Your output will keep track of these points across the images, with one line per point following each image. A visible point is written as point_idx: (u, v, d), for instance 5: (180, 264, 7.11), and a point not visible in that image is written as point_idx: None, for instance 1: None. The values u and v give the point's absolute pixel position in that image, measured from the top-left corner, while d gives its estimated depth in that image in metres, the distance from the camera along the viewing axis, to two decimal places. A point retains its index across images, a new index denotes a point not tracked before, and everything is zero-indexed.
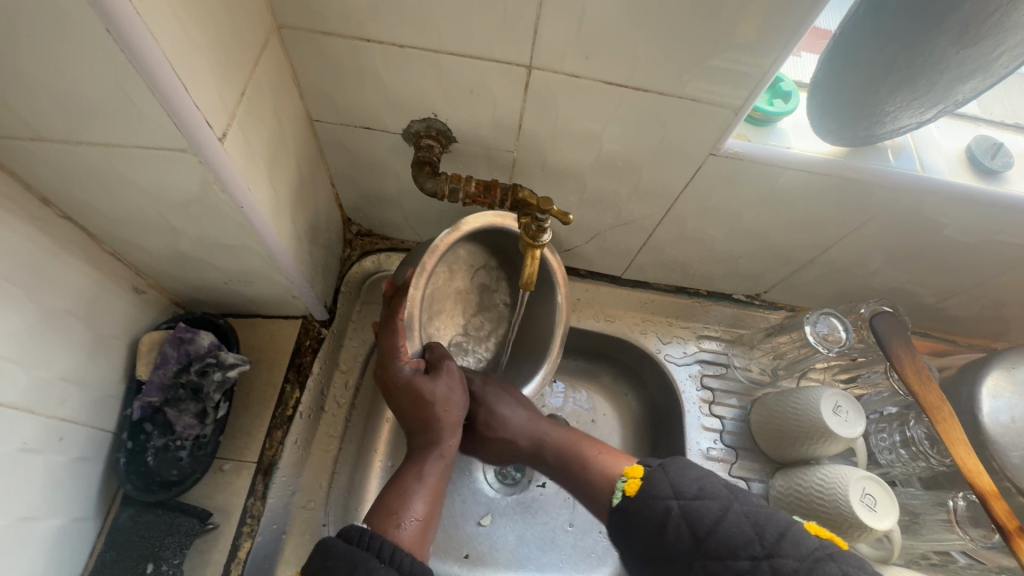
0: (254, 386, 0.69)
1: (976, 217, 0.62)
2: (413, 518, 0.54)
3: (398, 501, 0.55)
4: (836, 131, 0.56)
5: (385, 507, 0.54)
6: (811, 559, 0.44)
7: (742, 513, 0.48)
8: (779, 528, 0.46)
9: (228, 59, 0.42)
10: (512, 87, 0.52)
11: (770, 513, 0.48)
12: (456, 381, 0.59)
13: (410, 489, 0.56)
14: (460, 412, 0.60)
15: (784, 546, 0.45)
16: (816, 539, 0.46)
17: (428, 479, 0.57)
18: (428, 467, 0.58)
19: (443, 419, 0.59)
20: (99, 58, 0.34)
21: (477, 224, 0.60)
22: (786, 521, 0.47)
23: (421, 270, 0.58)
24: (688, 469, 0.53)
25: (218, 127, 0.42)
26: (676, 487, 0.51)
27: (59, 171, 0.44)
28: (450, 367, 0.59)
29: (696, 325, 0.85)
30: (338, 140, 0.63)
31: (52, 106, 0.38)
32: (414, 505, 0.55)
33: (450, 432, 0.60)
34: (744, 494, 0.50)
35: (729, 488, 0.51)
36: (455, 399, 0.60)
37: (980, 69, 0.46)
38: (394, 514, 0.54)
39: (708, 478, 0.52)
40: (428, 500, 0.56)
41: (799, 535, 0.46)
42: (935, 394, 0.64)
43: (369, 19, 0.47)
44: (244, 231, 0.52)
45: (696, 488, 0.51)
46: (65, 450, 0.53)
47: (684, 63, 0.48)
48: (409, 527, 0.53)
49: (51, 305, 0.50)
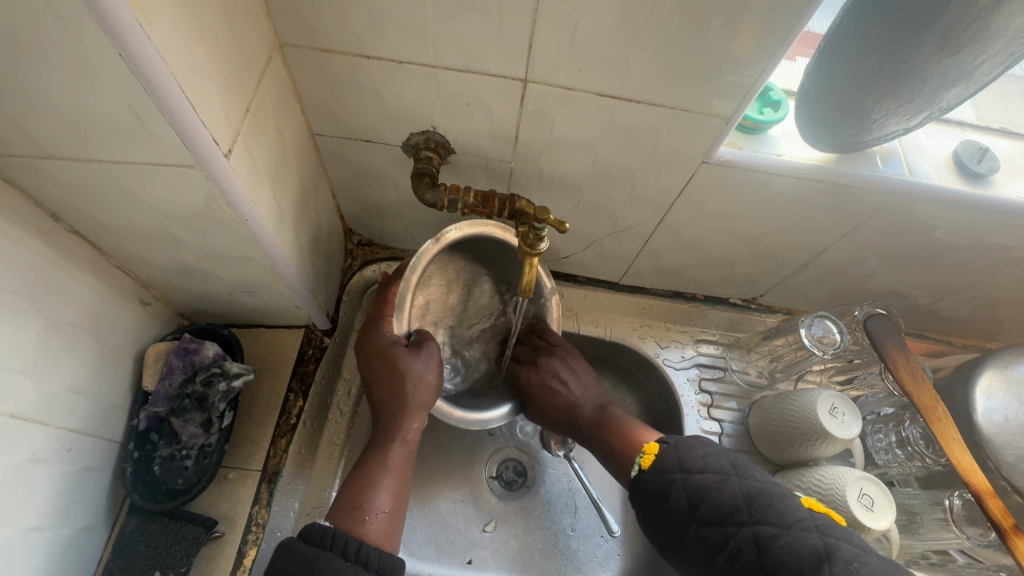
0: (257, 396, 0.70)
1: (966, 220, 0.63)
2: (378, 511, 0.55)
3: (362, 493, 0.55)
4: (824, 138, 0.57)
5: (350, 499, 0.55)
6: (794, 527, 0.45)
7: (739, 487, 0.49)
8: (769, 499, 0.47)
9: (233, 78, 0.43)
10: (508, 100, 0.54)
11: (768, 487, 0.49)
12: (433, 361, 0.59)
13: (375, 479, 0.56)
14: (432, 395, 0.60)
15: (770, 515, 0.46)
16: (807, 511, 0.47)
17: (392, 467, 0.58)
18: (392, 453, 0.59)
19: (413, 399, 0.59)
20: (110, 80, 0.35)
21: (457, 233, 0.62)
22: (781, 494, 0.48)
23: (415, 259, 0.60)
24: (699, 445, 0.54)
25: (223, 144, 0.43)
26: (682, 462, 0.52)
27: (68, 187, 0.45)
28: (429, 347, 0.60)
29: (694, 329, 0.86)
30: (338, 152, 0.64)
31: (62, 125, 0.39)
32: (378, 497, 0.55)
33: (416, 416, 0.60)
34: (749, 469, 0.51)
35: (732, 463, 0.51)
36: (429, 380, 0.59)
37: (962, 77, 0.48)
38: (359, 509, 0.54)
39: (715, 454, 0.52)
40: (394, 492, 0.57)
41: (788, 506, 0.47)
42: (929, 394, 0.65)
43: (368, 36, 0.49)
44: (248, 243, 0.53)
45: (700, 463, 0.51)
46: (73, 459, 0.54)
47: (676, 75, 0.49)
48: (375, 522, 0.54)
49: (59, 317, 0.51)
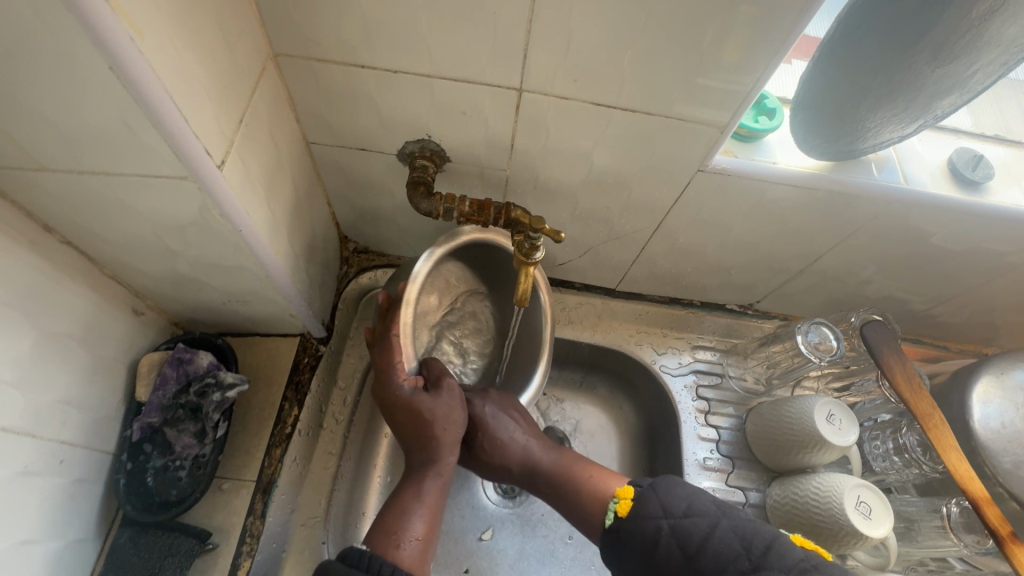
0: (252, 405, 0.69)
1: (961, 227, 0.63)
2: (413, 538, 0.54)
3: (397, 521, 0.55)
4: (819, 146, 0.57)
5: (384, 528, 0.55)
6: (797, 571, 0.44)
7: (730, 529, 0.49)
8: (766, 542, 0.47)
9: (226, 89, 0.43)
10: (503, 109, 0.54)
11: (759, 529, 0.49)
12: (457, 400, 0.60)
13: (409, 509, 0.56)
14: (459, 431, 0.61)
15: (771, 560, 0.45)
16: (802, 551, 0.46)
17: (426, 497, 0.58)
18: (426, 485, 0.59)
19: (442, 437, 0.60)
20: (100, 92, 0.35)
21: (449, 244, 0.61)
22: (775, 534, 0.48)
23: (413, 282, 0.59)
24: (678, 486, 0.54)
25: (216, 154, 0.43)
26: (666, 506, 0.52)
27: (60, 198, 0.45)
28: (451, 384, 0.60)
29: (691, 335, 0.86)
30: (333, 161, 0.64)
31: (53, 137, 0.39)
32: (413, 526, 0.55)
33: (449, 451, 0.60)
34: (733, 509, 0.51)
35: (717, 504, 0.52)
36: (455, 418, 0.60)
37: (956, 86, 0.48)
38: (394, 534, 0.54)
39: (697, 495, 0.53)
40: (427, 520, 0.56)
41: (785, 548, 0.46)
42: (926, 401, 0.65)
43: (362, 45, 0.49)
44: (242, 254, 0.53)
45: (684, 506, 0.52)
46: (65, 472, 0.54)
47: (671, 84, 0.49)
48: (409, 548, 0.53)
49: (51, 328, 0.51)
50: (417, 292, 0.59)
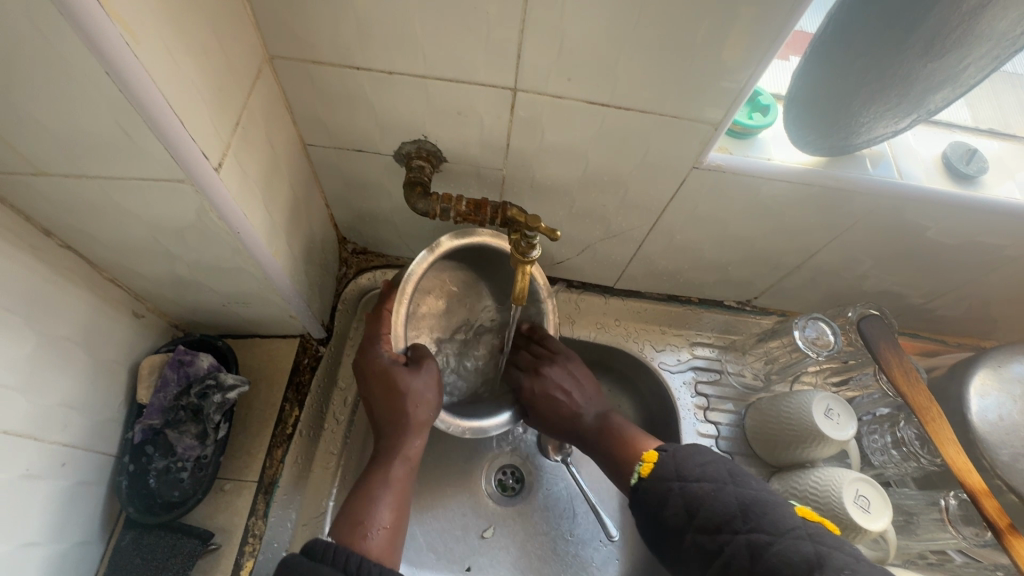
0: (253, 406, 0.70)
1: (956, 221, 0.63)
2: (379, 527, 0.54)
3: (364, 509, 0.55)
4: (814, 142, 0.57)
5: (351, 516, 0.54)
6: (786, 535, 0.45)
7: (734, 495, 0.49)
8: (763, 508, 0.47)
9: (221, 91, 0.44)
10: (498, 109, 0.54)
11: (762, 497, 0.49)
12: (433, 380, 0.60)
13: (376, 494, 0.56)
14: (431, 412, 0.60)
15: (764, 523, 0.46)
16: (800, 518, 0.47)
17: (393, 482, 0.58)
18: (393, 468, 0.58)
19: (413, 416, 0.59)
20: (98, 97, 0.35)
21: (453, 240, 0.62)
22: (775, 502, 0.48)
23: (411, 273, 0.60)
24: (697, 453, 0.54)
25: (214, 157, 0.43)
26: (681, 470, 0.53)
27: (60, 203, 0.45)
28: (429, 364, 0.60)
29: (689, 333, 0.86)
30: (330, 162, 0.64)
31: (52, 143, 0.39)
32: (379, 513, 0.55)
33: (417, 433, 0.60)
34: (745, 478, 0.51)
35: (730, 471, 0.52)
36: (428, 398, 0.59)
37: (949, 80, 0.48)
38: (361, 524, 0.54)
39: (713, 462, 0.53)
40: (394, 507, 0.56)
41: (783, 514, 0.47)
42: (924, 394, 0.65)
43: (357, 48, 0.49)
44: (240, 255, 0.53)
45: (698, 471, 0.52)
46: (68, 474, 0.54)
47: (665, 82, 0.49)
48: (375, 537, 0.53)
49: (52, 332, 0.51)
50: (415, 285, 0.61)
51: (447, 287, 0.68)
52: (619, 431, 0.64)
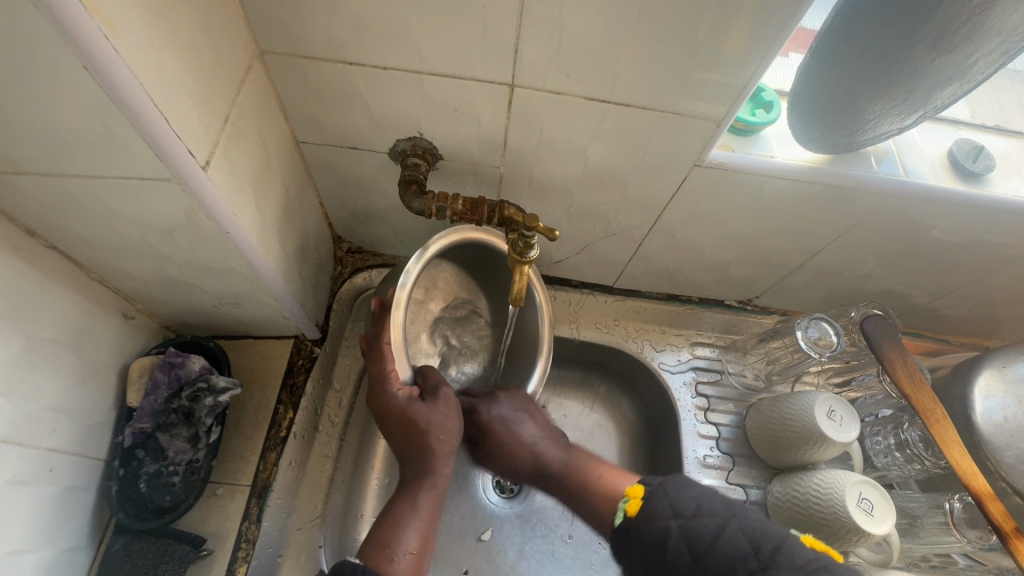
0: (246, 408, 0.69)
1: (962, 219, 0.62)
2: (406, 551, 0.55)
3: (390, 534, 0.55)
4: (818, 139, 0.56)
5: (378, 540, 0.55)
6: (805, 570, 0.44)
7: (739, 530, 0.48)
8: (775, 543, 0.47)
9: (209, 87, 0.42)
10: (495, 105, 0.53)
11: (767, 528, 0.48)
12: (453, 410, 0.59)
13: (403, 521, 0.56)
14: (454, 440, 0.60)
15: (779, 559, 0.45)
16: (812, 551, 0.46)
17: (420, 511, 0.57)
18: (420, 496, 0.58)
19: (436, 447, 0.59)
20: (79, 94, 0.34)
21: (439, 245, 0.60)
22: (782, 534, 0.47)
23: (404, 287, 0.57)
24: (688, 486, 0.53)
25: (201, 156, 0.42)
26: (675, 506, 0.51)
27: (43, 202, 0.44)
28: (446, 394, 0.59)
29: (689, 332, 0.85)
30: (324, 159, 0.63)
31: (33, 141, 0.38)
32: (407, 537, 0.55)
33: (443, 462, 0.59)
34: (743, 509, 0.50)
35: (726, 504, 0.51)
36: (450, 428, 0.59)
37: (956, 76, 0.47)
38: (388, 548, 0.54)
39: (706, 495, 0.52)
40: (421, 533, 0.57)
41: (794, 548, 0.46)
42: (928, 396, 0.64)
43: (350, 42, 0.48)
44: (232, 256, 0.52)
45: (695, 506, 0.51)
46: (56, 480, 0.53)
47: (666, 78, 0.48)
48: (402, 562, 0.54)
49: (38, 335, 0.50)
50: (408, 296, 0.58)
51: (437, 287, 0.67)
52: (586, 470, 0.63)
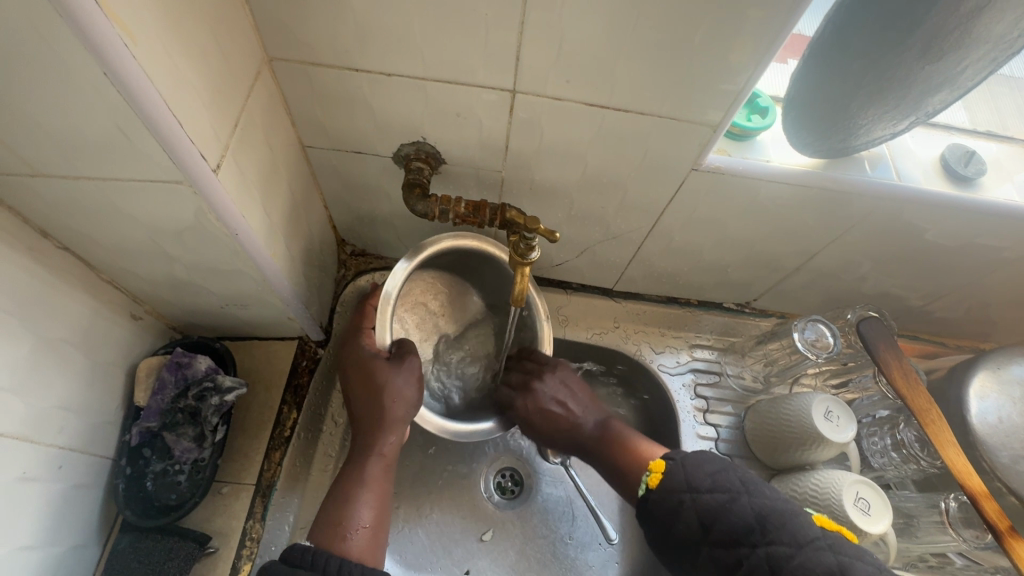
0: (251, 409, 0.70)
1: (955, 223, 0.63)
2: (360, 527, 0.54)
3: (342, 510, 0.55)
4: (811, 144, 0.57)
5: (329, 518, 0.54)
6: (809, 547, 0.45)
7: (750, 506, 0.49)
8: (783, 518, 0.47)
9: (220, 92, 0.43)
10: (497, 111, 0.54)
11: (779, 506, 0.48)
12: (414, 376, 0.59)
13: (353, 495, 0.56)
14: (410, 410, 0.59)
15: (784, 535, 0.46)
16: (819, 529, 0.47)
17: (369, 481, 0.57)
18: (369, 467, 0.58)
19: (391, 413, 0.58)
20: (96, 100, 0.35)
21: (449, 242, 0.63)
22: (793, 511, 0.48)
23: (391, 288, 0.60)
24: (706, 462, 0.53)
25: (212, 159, 0.43)
26: (690, 481, 0.52)
27: (57, 204, 0.45)
28: (411, 361, 0.59)
29: (688, 334, 0.86)
30: (329, 163, 0.64)
31: (50, 145, 0.39)
32: (359, 513, 0.55)
33: (392, 431, 0.58)
34: (759, 487, 0.50)
35: (742, 480, 0.51)
36: (408, 395, 0.59)
37: (945, 83, 0.48)
38: (340, 526, 0.54)
39: (723, 471, 0.52)
40: (374, 506, 0.56)
41: (802, 525, 0.47)
42: (924, 397, 0.65)
43: (356, 49, 0.49)
44: (239, 257, 0.53)
45: (709, 482, 0.51)
46: (64, 477, 0.54)
47: (664, 85, 0.49)
48: (356, 539, 0.53)
49: (50, 334, 0.51)
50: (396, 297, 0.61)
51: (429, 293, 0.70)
52: (620, 438, 0.63)
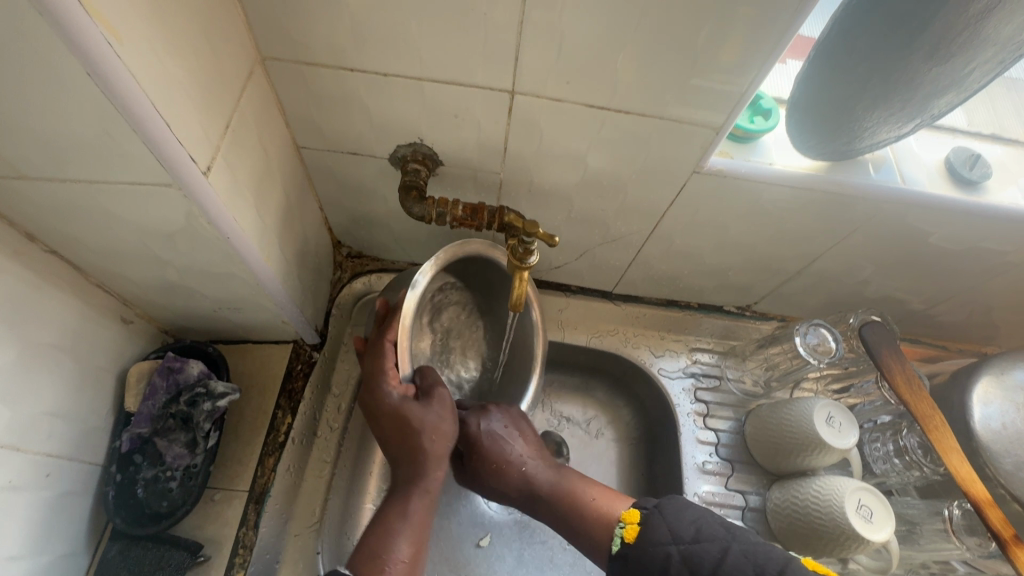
0: (245, 414, 0.68)
1: (959, 226, 0.62)
2: (399, 560, 0.53)
3: (384, 545, 0.54)
4: (815, 146, 0.56)
5: (370, 553, 0.53)
6: None
7: (741, 553, 0.49)
8: (777, 565, 0.47)
9: (210, 92, 0.42)
10: (495, 112, 0.53)
11: (767, 550, 0.49)
12: (447, 410, 0.58)
13: (395, 531, 0.55)
14: (448, 444, 0.58)
15: None
16: (813, 574, 0.47)
17: (411, 518, 0.56)
18: (411, 504, 0.57)
19: (430, 450, 0.57)
20: (80, 100, 0.34)
21: (450, 252, 0.60)
22: (785, 557, 0.48)
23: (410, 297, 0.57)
24: (685, 509, 0.54)
25: (202, 161, 0.42)
26: (674, 531, 0.52)
27: (43, 207, 0.44)
28: (442, 394, 0.58)
29: (688, 338, 0.85)
30: (324, 165, 0.63)
31: (34, 147, 0.38)
32: (400, 548, 0.54)
33: (436, 466, 0.58)
34: (742, 532, 0.51)
35: (725, 527, 0.52)
36: (445, 430, 0.58)
37: (953, 85, 0.47)
38: (382, 561, 0.52)
39: (704, 518, 0.53)
40: (414, 541, 0.55)
41: (796, 571, 0.47)
42: (927, 403, 0.64)
43: (351, 49, 0.48)
44: (231, 261, 0.52)
45: (694, 530, 0.51)
46: (52, 485, 0.53)
47: (665, 86, 0.48)
48: (396, 572, 0.52)
49: (36, 340, 0.50)
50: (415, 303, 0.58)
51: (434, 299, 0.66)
52: (571, 489, 0.60)
